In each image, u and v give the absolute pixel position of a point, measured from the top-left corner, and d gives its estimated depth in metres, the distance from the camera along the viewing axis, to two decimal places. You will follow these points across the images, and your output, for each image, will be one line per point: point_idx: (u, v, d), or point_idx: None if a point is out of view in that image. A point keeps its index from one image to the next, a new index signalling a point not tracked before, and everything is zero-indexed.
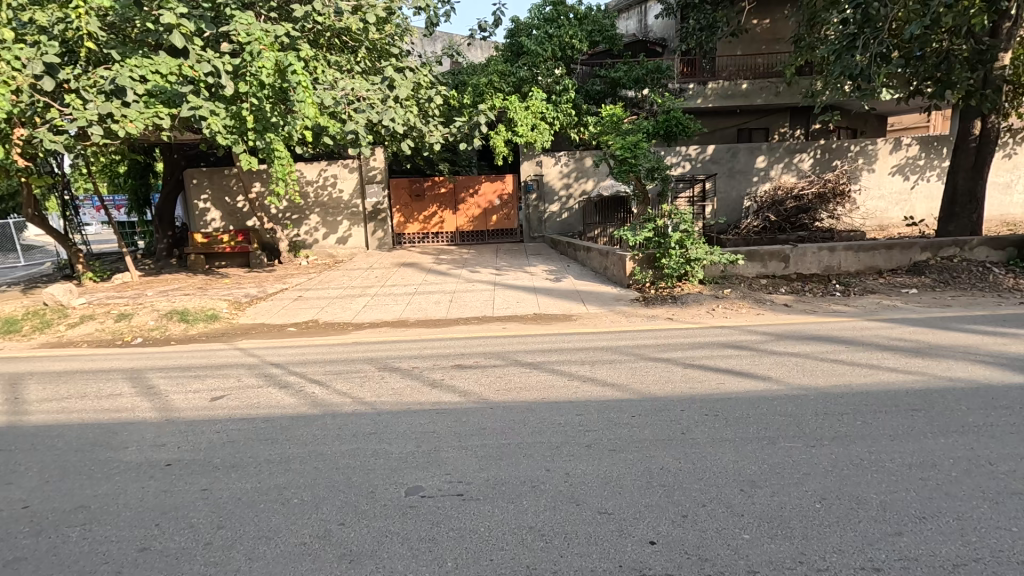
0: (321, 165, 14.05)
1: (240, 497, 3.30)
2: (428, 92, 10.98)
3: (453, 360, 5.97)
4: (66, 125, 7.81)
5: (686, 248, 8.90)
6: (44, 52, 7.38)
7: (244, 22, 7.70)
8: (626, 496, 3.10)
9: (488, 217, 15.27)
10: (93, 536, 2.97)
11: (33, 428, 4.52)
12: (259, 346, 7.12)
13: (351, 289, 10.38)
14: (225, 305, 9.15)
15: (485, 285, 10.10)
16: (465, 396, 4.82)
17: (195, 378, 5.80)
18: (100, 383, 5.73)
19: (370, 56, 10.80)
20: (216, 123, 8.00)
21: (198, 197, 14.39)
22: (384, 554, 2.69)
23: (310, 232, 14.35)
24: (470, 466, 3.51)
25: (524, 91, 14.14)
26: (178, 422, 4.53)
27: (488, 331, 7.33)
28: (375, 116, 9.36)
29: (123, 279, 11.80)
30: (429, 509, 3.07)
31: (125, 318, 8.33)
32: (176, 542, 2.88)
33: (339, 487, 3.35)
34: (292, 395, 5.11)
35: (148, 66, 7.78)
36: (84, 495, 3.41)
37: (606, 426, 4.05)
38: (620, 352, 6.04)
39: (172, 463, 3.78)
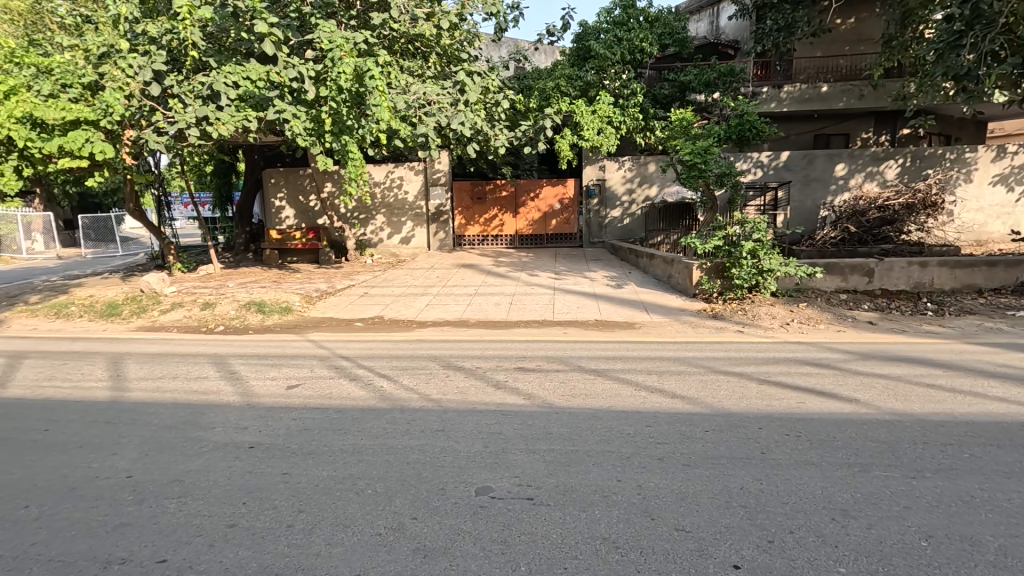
0: (389, 167, 14.54)
1: (317, 483, 3.43)
2: (496, 96, 11.09)
3: (515, 362, 5.99)
4: (168, 127, 8.48)
5: (759, 258, 8.47)
6: (154, 60, 8.11)
7: (327, 30, 8.05)
8: (705, 514, 2.96)
9: (548, 221, 15.27)
10: (188, 508, 3.17)
11: (132, 405, 4.92)
12: (329, 339, 7.43)
13: (413, 288, 10.64)
14: (298, 299, 9.64)
15: (545, 289, 10.08)
16: (530, 399, 4.81)
17: (272, 366, 6.12)
18: (188, 366, 6.17)
19: (441, 61, 11.07)
20: (297, 126, 8.49)
21: (275, 195, 15.25)
22: (458, 552, 2.70)
23: (375, 231, 14.87)
24: (539, 471, 3.47)
25: (590, 96, 14.05)
26: (258, 407, 4.80)
27: (549, 334, 7.30)
28: (445, 119, 9.57)
29: (206, 271, 12.68)
30: (499, 510, 3.06)
31: (210, 307, 8.94)
32: (261, 522, 3.02)
33: (410, 481, 3.40)
34: (361, 387, 5.28)
35: (241, 73, 8.31)
36: (178, 470, 3.65)
37: (679, 439, 3.91)
38: (688, 363, 5.83)
39: (255, 446, 3.99)
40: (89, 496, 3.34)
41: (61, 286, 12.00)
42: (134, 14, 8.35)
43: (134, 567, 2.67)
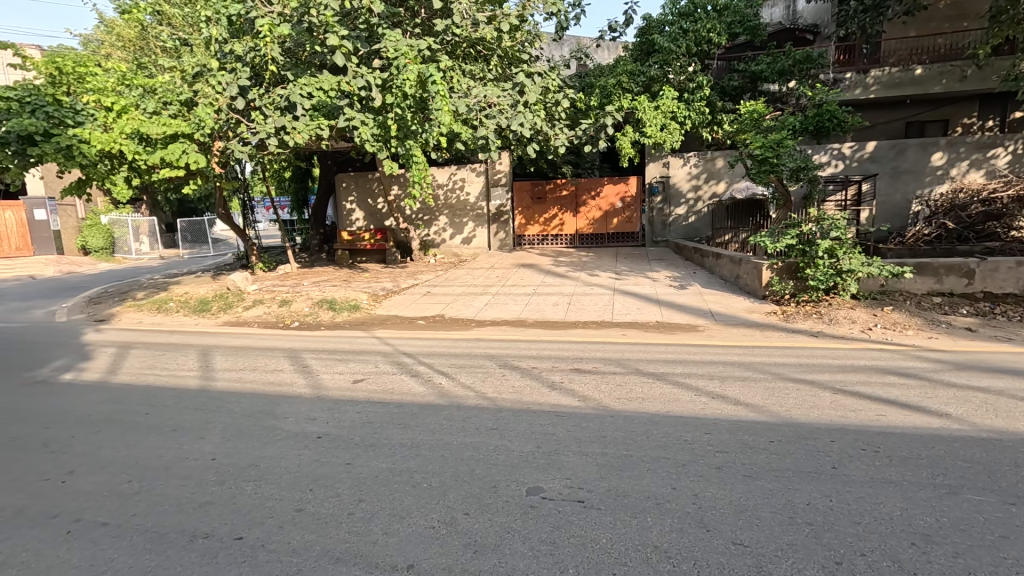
0: (451, 168, 14.91)
1: (377, 475, 3.60)
2: (556, 95, 11.03)
3: (572, 363, 5.95)
4: (251, 137, 9.19)
5: (837, 257, 7.89)
6: (239, 77, 8.89)
7: (393, 39, 8.36)
8: (766, 530, 2.81)
9: (609, 220, 15.06)
10: (263, 491, 3.44)
11: (218, 393, 5.40)
12: (393, 336, 7.75)
13: (474, 288, 10.85)
14: (366, 297, 10.12)
15: (604, 289, 9.94)
16: (585, 401, 4.77)
17: (340, 361, 6.48)
18: (266, 359, 6.66)
19: (502, 63, 11.19)
20: (365, 132, 8.96)
21: (346, 199, 16.10)
22: (507, 550, 2.75)
23: (438, 232, 15.29)
24: (591, 474, 3.45)
25: (653, 91, 13.64)
26: (326, 399, 5.11)
27: (607, 336, 7.20)
28: (504, 121, 9.71)
29: (284, 270, 13.59)
30: (549, 511, 3.08)
31: (287, 304, 9.61)
32: (325, 508, 3.21)
33: (464, 478, 3.49)
34: (421, 383, 5.47)
35: (315, 84, 8.82)
36: (255, 455, 3.97)
37: (740, 448, 3.74)
38: (753, 369, 5.54)
39: (322, 437, 4.24)
40: (180, 475, 3.70)
41: (162, 284, 13.33)
42: (224, 35, 9.10)
43: (215, 542, 2.94)
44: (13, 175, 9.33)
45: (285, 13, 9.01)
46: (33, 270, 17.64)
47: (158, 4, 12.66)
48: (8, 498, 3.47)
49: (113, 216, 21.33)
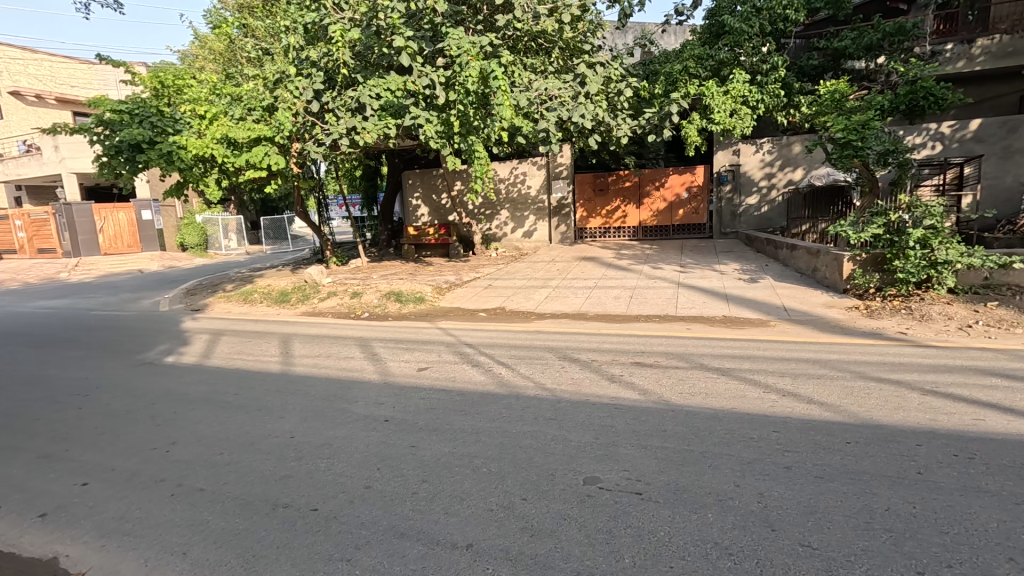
0: (513, 163, 14.98)
1: (439, 458, 3.76)
2: (619, 85, 10.76)
3: (632, 356, 5.87)
4: (325, 138, 9.75)
5: (931, 248, 7.23)
6: (314, 81, 9.45)
7: (456, 37, 8.51)
8: (838, 533, 2.67)
9: (675, 212, 14.58)
10: (336, 468, 3.70)
11: (296, 377, 5.82)
12: (456, 327, 7.98)
13: (534, 281, 10.92)
14: (430, 289, 10.45)
15: (668, 283, 9.67)
16: (645, 394, 4.71)
17: (406, 349, 6.78)
18: (339, 347, 7.09)
19: (564, 55, 11.11)
20: (430, 129, 9.26)
21: (413, 195, 16.68)
22: (563, 536, 2.79)
23: (500, 226, 15.45)
24: (650, 467, 3.41)
25: (722, 75, 12.95)
26: (393, 385, 5.38)
27: (670, 330, 7.02)
28: (566, 113, 9.65)
29: (356, 264, 14.30)
30: (606, 501, 3.08)
31: (358, 296, 10.13)
32: (390, 487, 3.40)
33: (522, 465, 3.57)
34: (482, 373, 5.62)
35: (382, 85, 9.17)
36: (328, 435, 4.26)
37: (811, 449, 3.55)
38: (829, 367, 5.21)
39: (389, 420, 4.48)
40: (264, 449, 4.06)
41: (248, 277, 14.46)
42: (300, 43, 9.66)
43: (294, 512, 3.20)
44: (126, 179, 10.57)
45: (355, 18, 9.45)
46: (141, 264, 19.73)
47: (244, 19, 13.66)
48: (125, 462, 3.96)
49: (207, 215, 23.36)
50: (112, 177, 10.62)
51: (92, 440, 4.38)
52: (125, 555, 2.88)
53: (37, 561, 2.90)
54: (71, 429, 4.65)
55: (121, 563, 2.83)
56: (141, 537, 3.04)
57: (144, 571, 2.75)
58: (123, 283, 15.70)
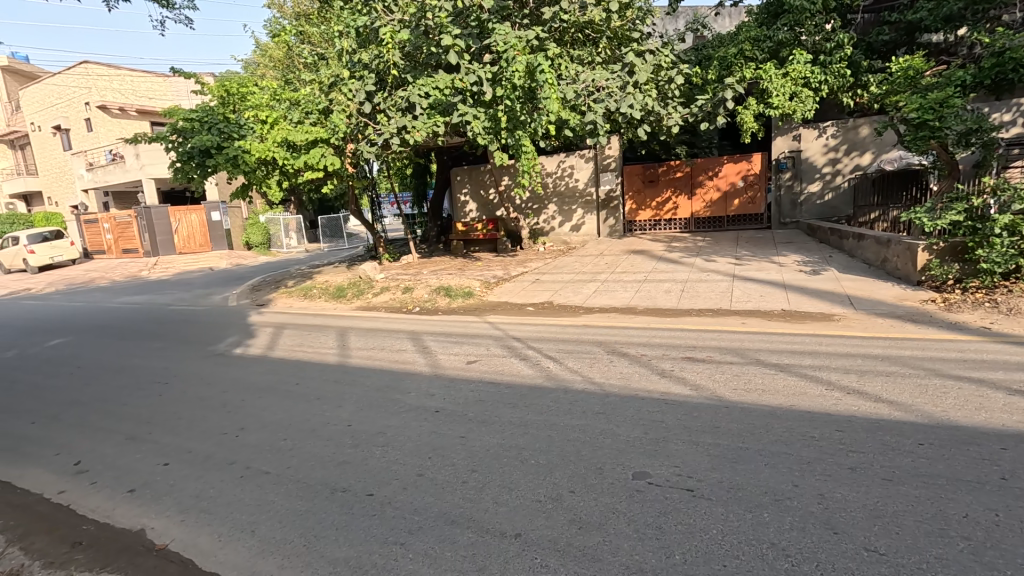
0: (560, 156, 14.84)
1: (488, 448, 3.83)
2: (669, 72, 10.38)
3: (684, 351, 5.72)
4: (377, 138, 10.05)
5: (1021, 235, 6.61)
6: (366, 83, 9.74)
7: (502, 32, 8.55)
8: (908, 539, 2.51)
9: (729, 201, 14.04)
10: (390, 455, 3.84)
11: (352, 369, 6.07)
12: (504, 321, 8.05)
13: (582, 275, 10.83)
14: (478, 284, 10.59)
15: (721, 276, 9.33)
16: (697, 390, 4.58)
17: (455, 343, 6.92)
18: (392, 340, 7.33)
19: (611, 45, 10.89)
20: (477, 126, 9.37)
21: (461, 191, 16.88)
22: (611, 530, 2.78)
23: (548, 220, 15.27)
24: (702, 464, 3.33)
25: (781, 57, 12.24)
26: (443, 377, 5.51)
27: (724, 324, 6.78)
28: (614, 104, 9.50)
29: (407, 260, 14.68)
30: (656, 496, 3.04)
31: (409, 291, 10.42)
32: (441, 475, 3.50)
33: (570, 458, 3.58)
34: (530, 366, 5.66)
35: (431, 84, 9.37)
36: (383, 423, 4.43)
37: (878, 449, 3.35)
38: (900, 364, 4.88)
39: (440, 411, 4.60)
40: (323, 436, 4.27)
41: (307, 274, 15.16)
42: (352, 47, 9.96)
43: (352, 496, 3.36)
44: (197, 183, 11.35)
45: (405, 19, 9.66)
46: (211, 263, 21.10)
47: (301, 26, 14.26)
48: (199, 445, 4.29)
49: (269, 215, 24.63)
50: (185, 181, 11.43)
51: (171, 424, 4.76)
52: (201, 530, 3.13)
53: (127, 531, 3.20)
54: (153, 414, 5.07)
55: (198, 537, 3.07)
56: (215, 514, 3.28)
57: (218, 545, 2.98)
58: (197, 280, 16.85)
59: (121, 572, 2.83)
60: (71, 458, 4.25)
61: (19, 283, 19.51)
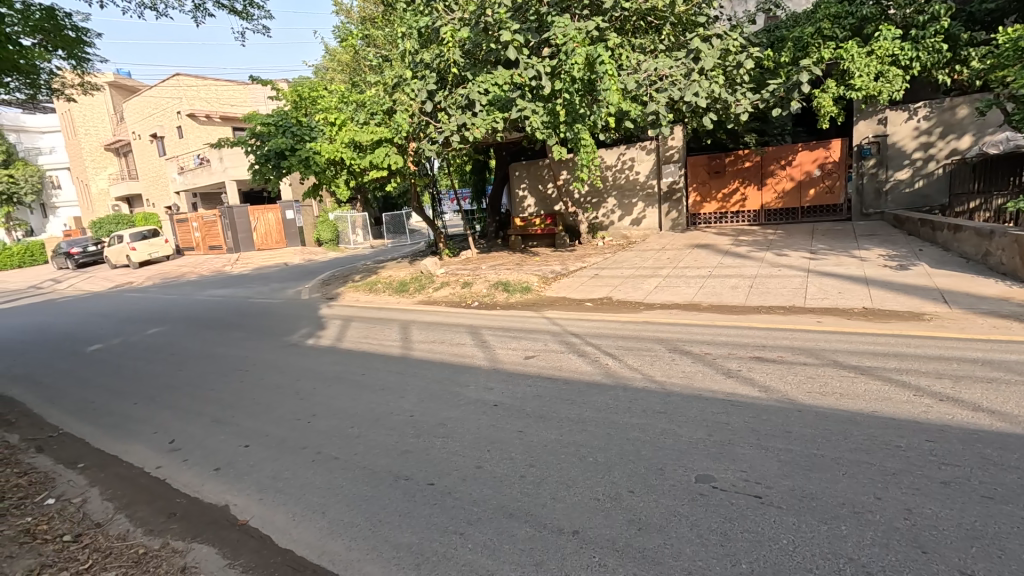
0: (620, 149, 14.43)
1: (545, 444, 3.83)
2: (738, 56, 9.80)
3: (752, 351, 5.44)
4: (438, 136, 10.28)
5: None
6: (428, 82, 9.94)
7: (562, 25, 8.47)
8: (1011, 565, 2.27)
9: (804, 191, 13.19)
10: (449, 447, 3.94)
11: (414, 361, 6.27)
12: (562, 317, 8.01)
13: (643, 270, 10.54)
14: (537, 279, 10.59)
15: (794, 271, 8.79)
16: (766, 392, 4.35)
17: (514, 337, 6.97)
18: (452, 334, 7.49)
19: (675, 31, 10.50)
20: (536, 120, 9.38)
21: (519, 186, 16.87)
22: (672, 533, 2.71)
23: (607, 214, 14.96)
24: (771, 470, 3.16)
25: (865, 34, 11.26)
26: (501, 371, 5.57)
27: (796, 323, 6.39)
28: (677, 93, 9.20)
29: (466, 256, 14.91)
30: (721, 501, 2.92)
31: (468, 286, 10.59)
32: (500, 468, 3.54)
33: (629, 456, 3.51)
34: (589, 363, 5.60)
35: (491, 80, 9.29)
36: (443, 415, 4.55)
37: (976, 463, 3.04)
38: (1004, 369, 4.40)
39: (498, 405, 4.65)
40: (387, 426, 4.44)
41: (372, 269, 15.76)
42: (415, 47, 10.18)
43: (414, 484, 3.47)
44: (273, 183, 12.35)
45: (465, 17, 9.77)
46: (285, 259, 22.43)
47: (366, 31, 14.78)
48: (275, 429, 4.59)
49: (338, 213, 25.77)
50: (263, 181, 12.54)
51: (251, 409, 5.13)
52: (278, 508, 3.35)
53: (214, 506, 3.48)
54: (236, 399, 5.47)
55: (275, 515, 3.30)
56: (289, 494, 3.50)
57: (294, 523, 3.18)
58: (272, 275, 17.95)
59: (209, 543, 3.09)
60: (167, 437, 4.68)
61: (124, 277, 21.69)
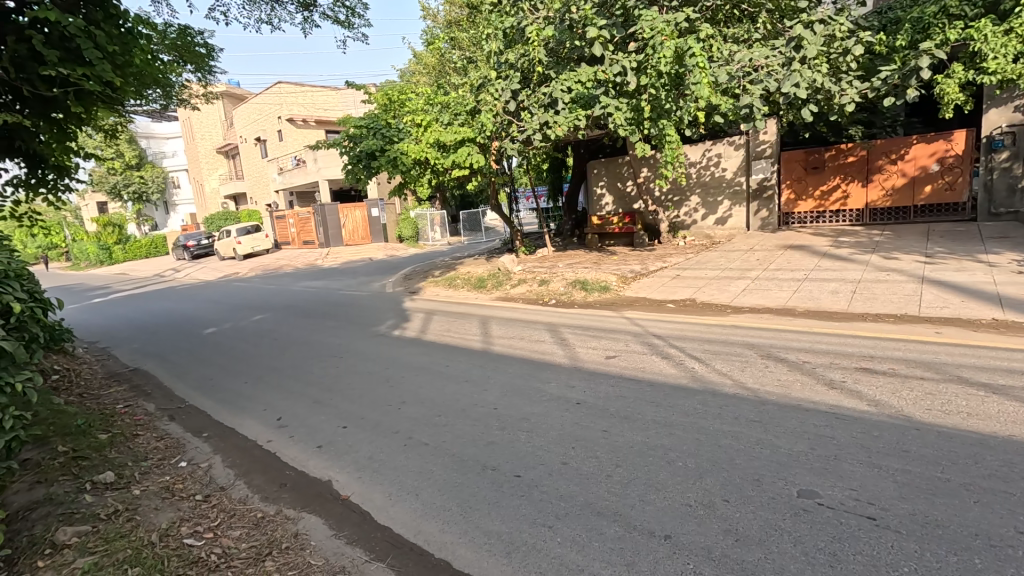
0: (705, 145, 13.82)
1: (632, 445, 3.78)
2: (846, 42, 9.05)
3: (857, 361, 5.03)
4: (520, 135, 10.40)
5: None
6: (511, 83, 10.10)
7: (649, 18, 8.29)
8: None
9: (918, 188, 11.93)
10: (534, 441, 3.99)
11: (495, 356, 6.41)
12: (643, 317, 7.85)
13: (730, 272, 10.04)
14: (615, 278, 10.44)
15: (905, 276, 8.00)
16: (876, 406, 4.01)
17: (594, 337, 6.93)
18: (531, 331, 7.57)
19: (772, 19, 9.91)
20: (619, 117, 9.24)
21: (597, 184, 16.63)
22: (774, 547, 2.58)
23: (689, 213, 14.39)
24: (886, 491, 2.92)
25: (1003, 9, 9.96)
26: (583, 370, 5.56)
27: (910, 332, 5.82)
28: (774, 84, 8.73)
29: (542, 254, 14.96)
30: (828, 520, 2.74)
31: (546, 283, 10.64)
32: (586, 466, 3.55)
33: (722, 464, 3.37)
34: (674, 366, 5.44)
35: (574, 78, 9.38)
36: (527, 410, 4.61)
37: None
38: None
39: (581, 403, 4.65)
40: (473, 417, 4.59)
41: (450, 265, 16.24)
42: (500, 48, 10.35)
43: (501, 475, 3.57)
44: (364, 183, 13.06)
45: (549, 15, 9.76)
46: (370, 254, 23.69)
47: (452, 34, 15.22)
48: (370, 413, 4.89)
49: (419, 211, 26.55)
50: (354, 181, 13.22)
51: (348, 393, 5.49)
52: (376, 487, 3.58)
53: (319, 480, 3.78)
54: (333, 383, 5.88)
55: (374, 493, 3.53)
56: (385, 475, 3.73)
57: (391, 502, 3.39)
58: (358, 269, 19.04)
59: (317, 513, 3.36)
60: (276, 414, 5.13)
61: (231, 268, 23.94)
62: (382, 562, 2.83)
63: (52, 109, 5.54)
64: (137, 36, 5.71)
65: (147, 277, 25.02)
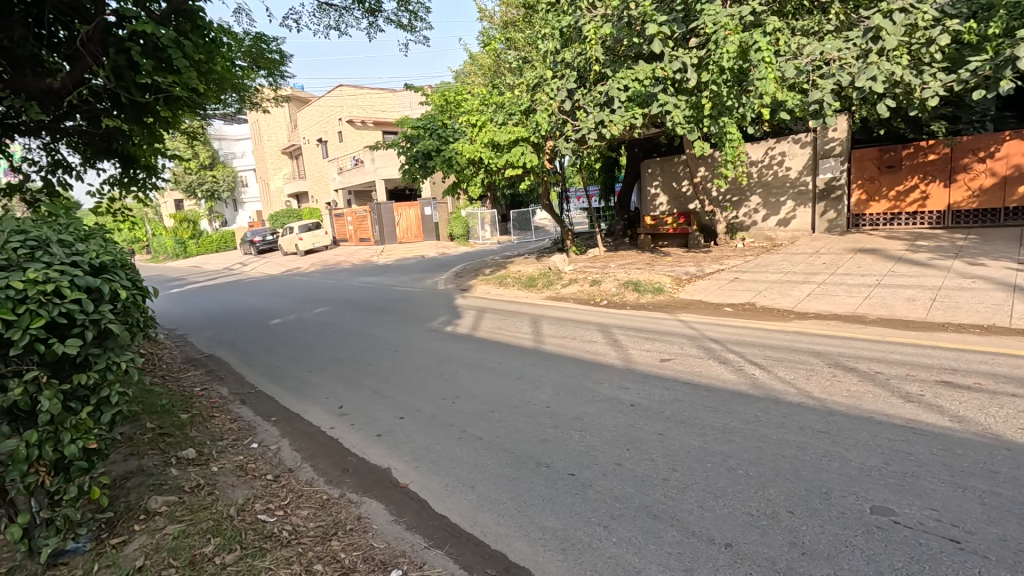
0: (768, 143, 13.25)
1: (689, 450, 3.70)
2: (931, 31, 8.44)
3: (937, 374, 4.69)
4: (574, 134, 10.35)
5: None
6: (567, 82, 10.07)
7: (712, 12, 8.07)
8: None
9: (1010, 188, 10.96)
10: (588, 441, 3.98)
11: (547, 354, 6.43)
12: (698, 320, 7.64)
13: (792, 276, 9.59)
14: (669, 280, 10.20)
15: (992, 284, 7.37)
16: (958, 422, 3.74)
17: (648, 338, 6.81)
18: (583, 330, 7.53)
19: (846, 9, 9.37)
20: (678, 115, 9.03)
21: (651, 184, 16.28)
22: (844, 564, 2.47)
23: (749, 214, 13.84)
24: (971, 513, 2.72)
25: None
26: (637, 372, 5.49)
27: (998, 345, 5.37)
28: (847, 78, 8.27)
29: (593, 254, 14.83)
30: (905, 539, 2.58)
31: (597, 284, 10.55)
32: (642, 469, 3.51)
33: (786, 475, 3.25)
34: (732, 371, 5.27)
35: (631, 76, 9.26)
36: (580, 410, 4.60)
37: None
38: None
39: (635, 405, 4.59)
40: (525, 413, 4.63)
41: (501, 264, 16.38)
42: (556, 47, 10.35)
43: (555, 472, 3.58)
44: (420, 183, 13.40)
45: (607, 12, 9.65)
46: (422, 252, 24.24)
47: (508, 35, 15.33)
48: (426, 405, 5.04)
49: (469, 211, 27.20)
50: (411, 181, 13.59)
51: (404, 386, 5.68)
52: (433, 477, 3.69)
53: (379, 467, 3.93)
54: (390, 375, 6.09)
55: (431, 482, 3.64)
56: (441, 466, 3.83)
57: (447, 492, 3.48)
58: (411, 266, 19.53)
59: (377, 499, 3.51)
60: (337, 403, 5.37)
61: (293, 263, 25.18)
62: (441, 549, 2.91)
63: (143, 114, 6.02)
64: (219, 44, 6.12)
65: (218, 270, 26.71)
